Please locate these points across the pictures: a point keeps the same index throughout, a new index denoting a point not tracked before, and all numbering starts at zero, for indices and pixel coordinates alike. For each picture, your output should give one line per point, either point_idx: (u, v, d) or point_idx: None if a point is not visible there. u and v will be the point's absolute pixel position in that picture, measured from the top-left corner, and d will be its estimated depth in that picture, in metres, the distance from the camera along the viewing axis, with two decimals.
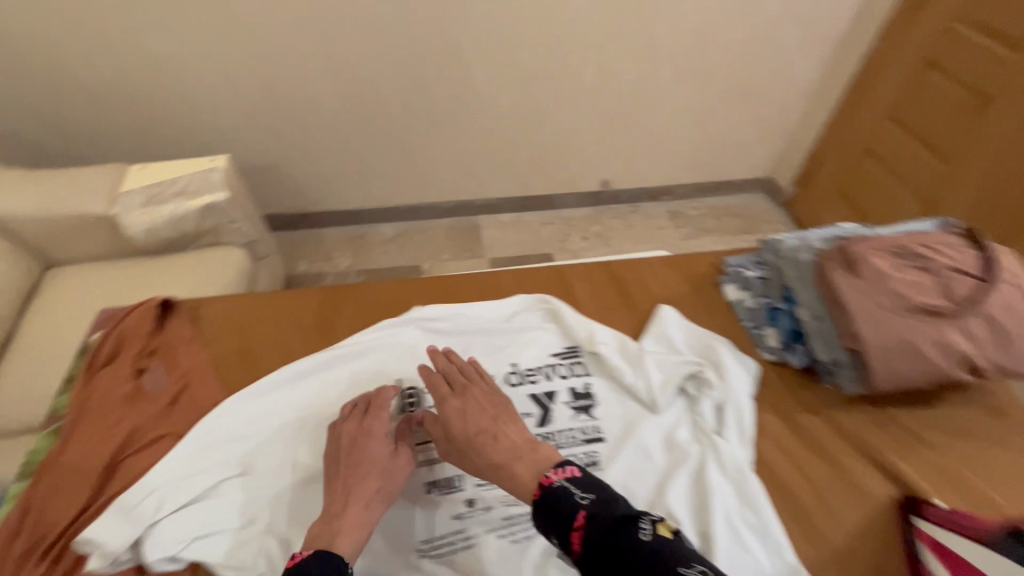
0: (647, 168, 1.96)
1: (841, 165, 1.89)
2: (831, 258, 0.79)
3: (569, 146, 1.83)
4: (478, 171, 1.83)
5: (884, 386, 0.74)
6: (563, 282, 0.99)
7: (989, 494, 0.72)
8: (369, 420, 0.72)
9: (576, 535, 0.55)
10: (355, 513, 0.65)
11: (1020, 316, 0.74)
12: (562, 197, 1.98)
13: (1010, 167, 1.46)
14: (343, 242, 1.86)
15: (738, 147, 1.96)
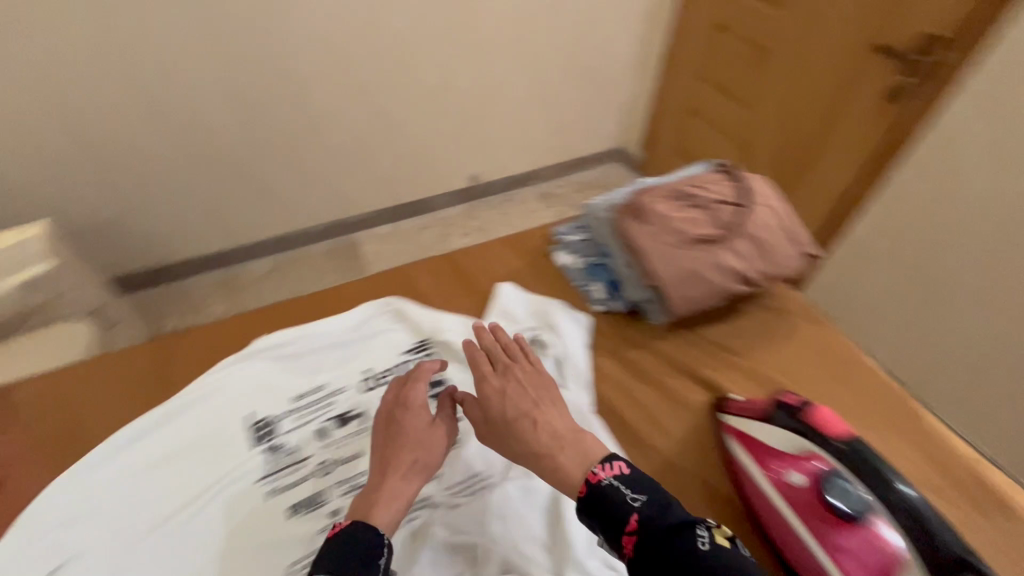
0: (508, 157, 2.04)
1: (675, 124, 2.09)
2: (625, 213, 0.91)
3: (427, 151, 1.85)
4: (343, 190, 1.80)
5: (684, 312, 0.87)
6: (407, 282, 1.02)
7: (778, 379, 0.88)
8: (411, 391, 0.74)
9: (629, 540, 0.56)
10: (393, 480, 0.66)
11: (772, 229, 0.89)
12: (433, 199, 2.01)
13: (789, 107, 1.63)
14: (215, 288, 1.77)
15: (585, 124, 2.11)
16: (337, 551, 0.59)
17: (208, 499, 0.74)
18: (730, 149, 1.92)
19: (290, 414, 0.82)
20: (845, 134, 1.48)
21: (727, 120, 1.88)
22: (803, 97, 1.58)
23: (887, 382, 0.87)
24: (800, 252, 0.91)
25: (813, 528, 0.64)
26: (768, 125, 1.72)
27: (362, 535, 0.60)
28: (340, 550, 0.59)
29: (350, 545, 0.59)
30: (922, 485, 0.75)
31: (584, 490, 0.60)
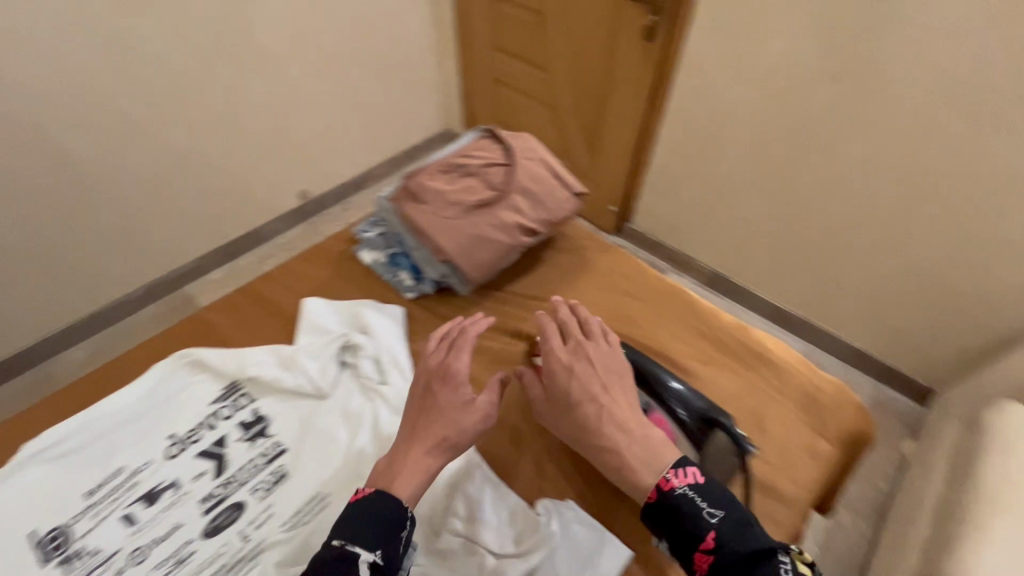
0: (333, 164, 1.93)
1: (487, 97, 2.08)
2: (403, 198, 0.93)
3: (238, 181, 1.68)
4: (153, 244, 1.60)
5: (481, 276, 0.91)
6: (209, 329, 0.95)
7: (583, 310, 0.96)
8: (458, 357, 0.73)
9: (703, 558, 0.55)
10: (417, 456, 0.65)
11: (541, 179, 0.96)
12: (267, 227, 1.85)
13: (578, 62, 1.70)
14: (24, 395, 1.50)
15: (403, 113, 2.07)
16: (367, 517, 0.59)
17: None
18: (539, 111, 1.95)
19: (85, 513, 0.73)
20: (628, 77, 1.58)
21: (529, 83, 1.90)
22: (586, 52, 1.66)
23: (668, 285, 0.99)
24: (572, 193, 0.99)
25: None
26: (563, 82, 1.79)
27: (390, 508, 0.60)
28: (370, 517, 0.59)
29: (377, 515, 0.59)
30: (707, 362, 0.88)
31: (659, 498, 0.59)
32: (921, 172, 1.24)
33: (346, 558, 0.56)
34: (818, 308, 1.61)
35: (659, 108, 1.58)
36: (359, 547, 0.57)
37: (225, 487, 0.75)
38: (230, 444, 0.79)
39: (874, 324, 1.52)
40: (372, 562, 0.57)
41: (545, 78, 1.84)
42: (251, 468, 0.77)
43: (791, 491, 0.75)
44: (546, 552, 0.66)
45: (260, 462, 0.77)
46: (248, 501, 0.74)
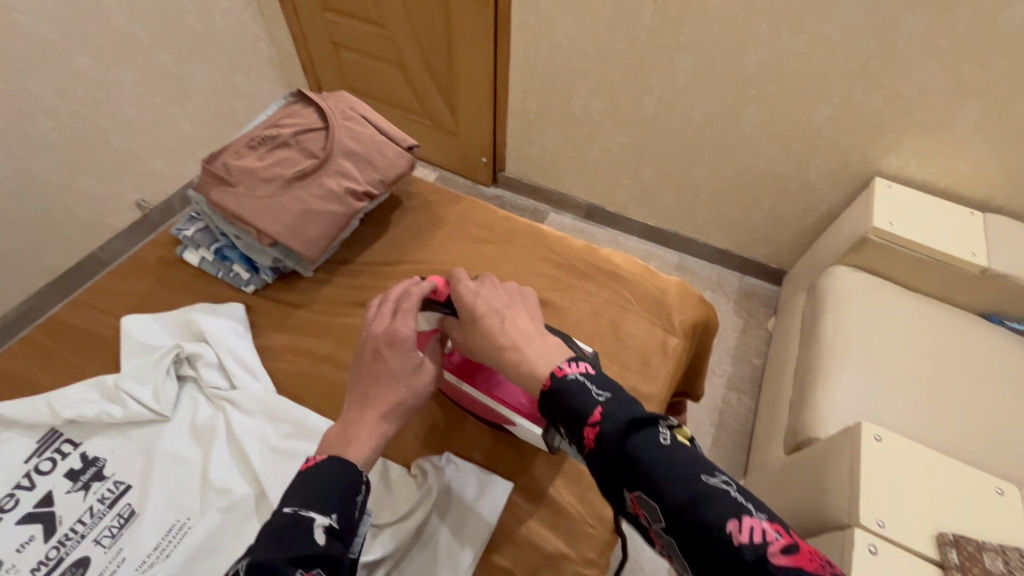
0: (167, 165, 1.69)
1: (327, 63, 1.89)
2: (209, 183, 0.83)
3: (47, 198, 1.42)
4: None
5: (318, 253, 0.84)
6: (16, 378, 0.81)
7: (440, 267, 0.94)
8: (401, 317, 0.65)
9: (592, 432, 0.51)
10: (371, 422, 0.60)
11: (363, 137, 0.90)
12: (104, 249, 1.59)
13: (413, 12, 1.58)
14: None
15: (237, 95, 1.85)
16: (318, 482, 0.54)
17: None
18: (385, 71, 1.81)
19: None
20: (467, 24, 1.52)
21: (368, 40, 1.74)
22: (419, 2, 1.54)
23: (518, 224, 1.00)
24: (403, 148, 0.94)
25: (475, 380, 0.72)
26: (402, 35, 1.66)
27: (344, 470, 0.55)
28: (319, 483, 0.54)
29: (327, 480, 0.54)
30: (564, 290, 0.90)
31: (550, 384, 0.55)
32: (748, 76, 1.32)
33: (299, 523, 0.51)
34: (684, 219, 1.73)
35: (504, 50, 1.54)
36: (313, 512, 0.52)
37: (61, 546, 0.66)
38: (59, 499, 0.69)
39: (732, 225, 1.66)
40: (328, 527, 0.52)
41: (385, 35, 1.69)
42: (90, 517, 0.68)
43: (652, 390, 0.81)
44: (443, 522, 0.67)
45: (101, 507, 0.69)
46: (93, 553, 0.65)
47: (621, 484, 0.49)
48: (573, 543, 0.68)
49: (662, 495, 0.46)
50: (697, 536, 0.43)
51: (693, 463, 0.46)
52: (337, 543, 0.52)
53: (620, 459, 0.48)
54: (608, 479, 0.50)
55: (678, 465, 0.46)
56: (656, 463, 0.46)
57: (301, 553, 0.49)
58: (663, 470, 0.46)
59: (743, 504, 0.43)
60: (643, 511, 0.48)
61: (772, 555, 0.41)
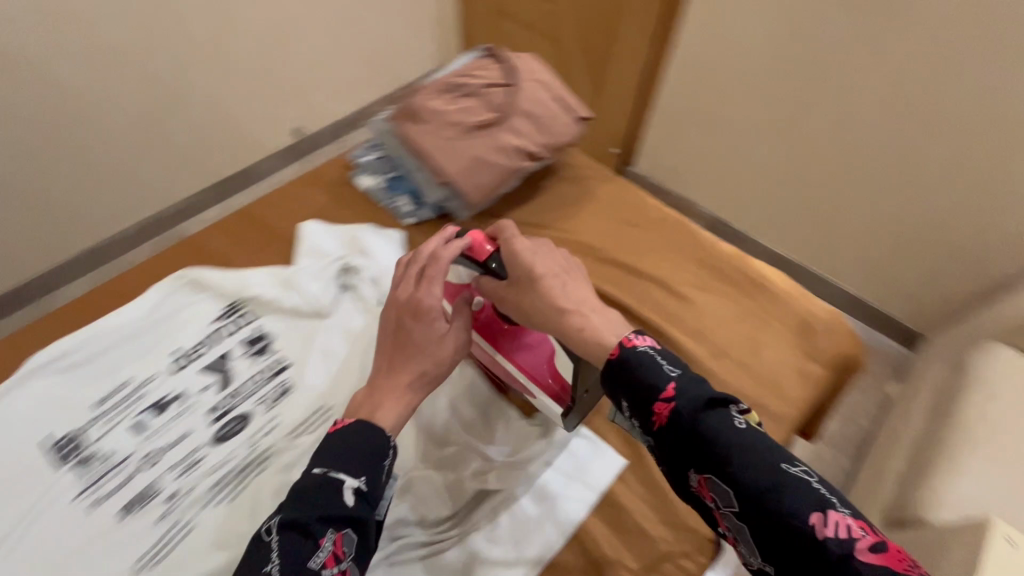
0: (326, 99, 1.70)
1: (485, 28, 1.88)
2: (402, 117, 0.90)
3: (232, 108, 1.47)
4: (140, 175, 1.40)
5: (481, 201, 0.89)
6: (200, 250, 0.93)
7: (585, 241, 0.95)
8: (424, 285, 0.65)
9: (664, 408, 0.52)
10: (397, 390, 0.63)
11: (543, 101, 0.93)
12: (262, 165, 1.63)
13: None
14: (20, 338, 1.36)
15: (405, 50, 1.83)
16: (346, 448, 0.57)
17: (17, 535, 0.66)
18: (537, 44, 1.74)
19: (97, 421, 0.75)
20: (643, 10, 1.43)
21: (535, 16, 1.68)
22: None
23: (668, 215, 0.98)
24: (577, 118, 0.96)
25: (499, 343, 0.72)
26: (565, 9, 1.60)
27: (372, 435, 0.59)
28: (347, 447, 0.58)
29: (357, 443, 0.58)
30: (705, 290, 0.88)
31: (617, 353, 0.56)
32: (1000, 106, 1.10)
33: (327, 487, 0.55)
34: (836, 260, 1.55)
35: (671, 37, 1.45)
36: (342, 474, 0.56)
37: (230, 399, 0.77)
38: (233, 360, 0.81)
39: (875, 275, 1.49)
40: (355, 489, 0.56)
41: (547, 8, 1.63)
42: (255, 382, 0.79)
43: (782, 411, 0.78)
44: (542, 462, 0.71)
45: (265, 375, 0.79)
46: (254, 411, 0.76)
47: (692, 465, 0.51)
48: (674, 533, 0.67)
49: (740, 480, 0.48)
50: (776, 525, 0.46)
51: (772, 454, 0.48)
52: (366, 503, 0.56)
53: (698, 440, 0.50)
54: (677, 457, 0.52)
55: (759, 453, 0.48)
56: (735, 449, 0.48)
57: (329, 516, 0.54)
58: (743, 455, 0.48)
59: (829, 500, 0.45)
60: (712, 493, 0.50)
61: (859, 551, 0.43)
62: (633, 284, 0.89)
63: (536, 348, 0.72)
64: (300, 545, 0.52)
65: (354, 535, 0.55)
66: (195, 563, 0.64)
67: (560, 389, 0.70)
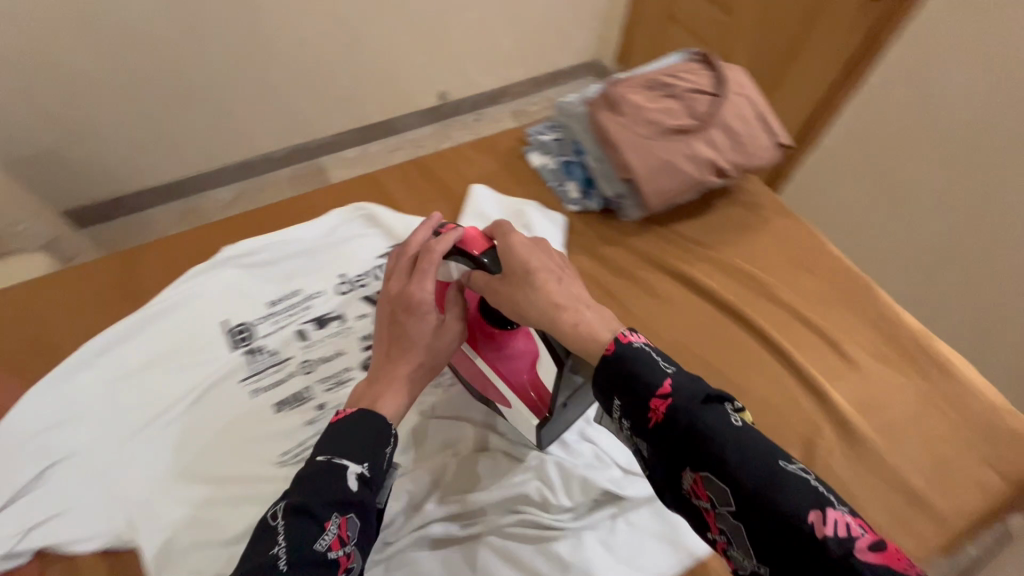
0: (479, 70, 1.84)
1: (651, 29, 1.87)
2: (598, 104, 0.89)
3: (401, 60, 1.65)
4: (295, 108, 1.60)
5: (657, 206, 0.86)
6: (377, 187, 0.99)
7: (751, 271, 0.90)
8: (416, 279, 0.65)
9: (660, 405, 0.52)
10: (396, 382, 0.63)
11: (746, 119, 0.88)
12: (402, 119, 1.84)
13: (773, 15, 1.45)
14: (177, 220, 1.65)
15: (559, 37, 1.89)
16: (348, 435, 0.58)
17: (193, 400, 0.74)
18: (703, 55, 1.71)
19: (267, 319, 0.82)
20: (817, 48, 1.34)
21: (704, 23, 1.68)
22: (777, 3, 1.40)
23: (841, 264, 0.91)
24: (776, 143, 0.90)
25: (483, 347, 0.68)
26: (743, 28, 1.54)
27: (375, 425, 0.59)
28: (350, 435, 0.59)
29: (358, 433, 0.58)
30: (874, 358, 0.82)
31: (612, 349, 0.56)
32: None
33: (330, 471, 0.56)
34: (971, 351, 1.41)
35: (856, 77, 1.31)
36: (345, 460, 0.57)
37: None
38: None
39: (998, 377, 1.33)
40: (359, 475, 0.57)
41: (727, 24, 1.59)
42: None
43: (943, 508, 0.70)
44: None
45: None
46: None
47: (686, 462, 0.50)
48: None
49: (734, 475, 0.47)
50: (772, 519, 0.44)
51: (765, 449, 0.48)
52: (369, 489, 0.57)
53: (693, 436, 0.49)
54: (672, 455, 0.51)
55: (753, 447, 0.48)
56: (730, 443, 0.48)
57: (331, 501, 0.54)
58: (737, 448, 0.48)
59: (824, 495, 0.44)
60: (707, 491, 0.49)
61: (856, 550, 0.41)
62: (789, 326, 0.85)
63: (519, 355, 0.68)
64: (304, 528, 0.52)
65: (358, 520, 0.55)
66: None
67: (538, 399, 0.67)
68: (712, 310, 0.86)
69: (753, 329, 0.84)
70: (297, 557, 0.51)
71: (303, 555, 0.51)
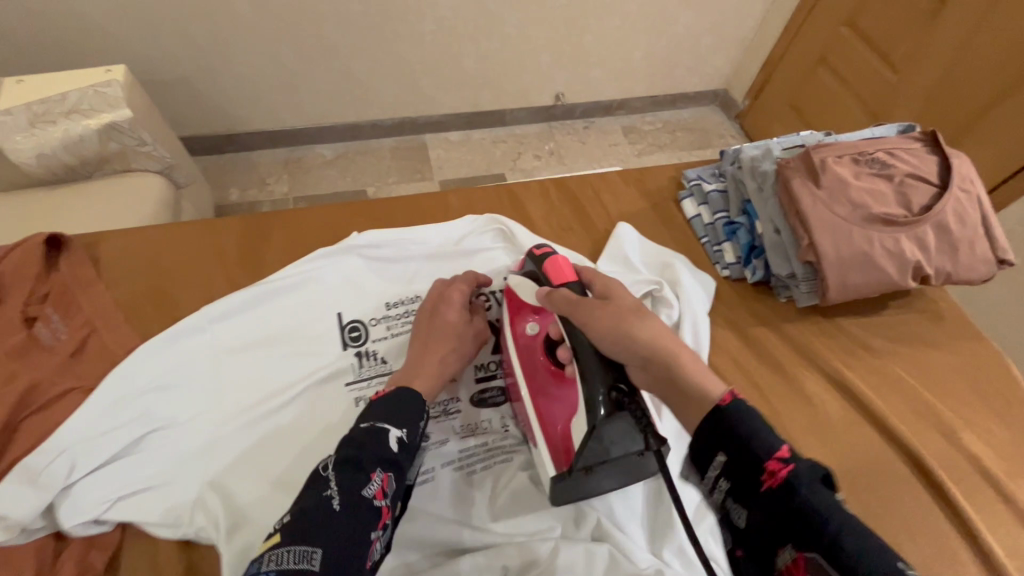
0: (604, 78, 1.72)
1: (793, 74, 1.67)
2: (793, 167, 0.77)
3: (529, 52, 1.58)
4: (416, 80, 1.56)
5: (835, 298, 0.75)
6: (512, 201, 0.92)
7: (921, 393, 0.77)
8: (455, 287, 0.72)
9: (776, 468, 0.47)
10: (431, 364, 0.66)
11: (969, 223, 0.74)
12: (514, 112, 1.75)
13: (950, 87, 1.29)
14: (277, 165, 1.62)
15: (695, 59, 1.75)
16: (390, 403, 0.59)
17: (296, 394, 0.69)
18: (858, 114, 1.53)
19: (383, 321, 0.77)
20: (1012, 130, 1.19)
21: (865, 77, 1.49)
22: (973, 70, 1.24)
23: None
24: (996, 259, 0.76)
25: (533, 380, 0.64)
26: (910, 94, 1.38)
27: (412, 399, 0.60)
28: (392, 403, 0.59)
29: (399, 403, 0.59)
30: None
31: (729, 402, 0.51)
32: None
33: (374, 433, 0.56)
34: None
35: None
36: (387, 425, 0.57)
37: (498, 364, 0.75)
38: None
39: None
40: (399, 439, 0.57)
41: (893, 85, 1.41)
42: None
43: None
44: None
45: None
46: None
47: (789, 538, 0.45)
48: None
49: (849, 561, 0.41)
50: None
51: (883, 547, 0.42)
52: (406, 454, 0.58)
53: (803, 513, 0.44)
54: (774, 525, 0.46)
55: (871, 543, 0.42)
56: (847, 528, 0.43)
57: (372, 457, 0.55)
58: (853, 533, 0.42)
59: None
60: (806, 572, 0.44)
61: None
62: (964, 474, 0.71)
63: (561, 401, 0.61)
64: (351, 477, 0.53)
65: (397, 480, 0.56)
66: (423, 519, 0.61)
67: (564, 454, 0.60)
68: (874, 436, 0.73)
69: (924, 473, 0.70)
70: (344, 500, 0.52)
71: (349, 500, 0.52)
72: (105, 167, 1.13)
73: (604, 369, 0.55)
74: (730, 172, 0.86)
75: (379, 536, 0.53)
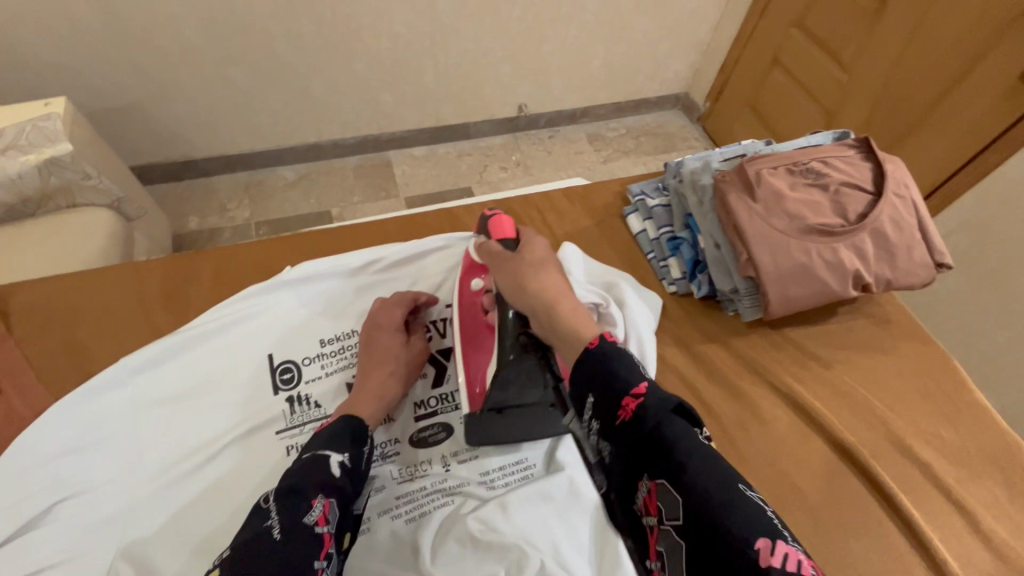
0: (566, 87, 1.72)
1: (748, 76, 1.69)
2: (730, 180, 0.76)
3: (490, 64, 1.56)
4: (376, 97, 1.53)
5: (779, 312, 0.74)
6: (457, 224, 0.89)
7: (873, 403, 0.76)
8: (388, 306, 0.72)
9: (631, 403, 0.49)
10: (369, 390, 0.65)
11: (906, 228, 0.74)
12: (478, 125, 1.72)
13: (898, 84, 1.31)
14: (237, 190, 1.56)
15: (654, 65, 1.75)
16: (330, 430, 0.59)
17: (220, 448, 0.65)
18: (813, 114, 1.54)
19: (317, 360, 0.73)
20: (957, 127, 1.20)
21: (816, 77, 1.50)
22: (919, 67, 1.26)
23: (989, 418, 0.76)
24: (935, 263, 0.76)
25: (466, 328, 0.70)
26: (861, 92, 1.39)
27: (354, 424, 0.60)
28: (332, 431, 0.59)
29: (343, 429, 0.59)
30: None
31: (597, 345, 0.54)
32: None
33: (315, 461, 0.55)
34: None
35: (992, 164, 1.15)
36: (329, 451, 0.56)
37: (439, 401, 0.72)
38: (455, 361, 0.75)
39: None
40: (341, 464, 0.56)
41: (844, 84, 1.43)
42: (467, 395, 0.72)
43: None
44: None
45: None
46: (456, 428, 0.70)
47: (645, 467, 0.47)
48: None
49: (692, 487, 0.43)
50: (715, 541, 0.41)
51: (729, 472, 0.44)
52: (348, 479, 0.56)
53: (657, 439, 0.46)
54: (632, 458, 0.48)
55: (718, 467, 0.44)
56: (692, 453, 0.45)
57: (315, 483, 0.53)
58: (696, 459, 0.44)
59: (776, 528, 0.40)
60: (659, 501, 0.46)
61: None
62: (919, 485, 0.70)
63: (485, 350, 0.67)
64: (292, 505, 0.51)
65: (340, 506, 0.54)
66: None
67: (478, 392, 0.67)
68: (824, 448, 0.72)
69: (877, 486, 0.69)
70: (287, 528, 0.49)
71: (291, 527, 0.49)
72: (49, 205, 1.07)
73: (519, 319, 0.66)
74: (672, 186, 0.85)
75: (324, 566, 0.50)
